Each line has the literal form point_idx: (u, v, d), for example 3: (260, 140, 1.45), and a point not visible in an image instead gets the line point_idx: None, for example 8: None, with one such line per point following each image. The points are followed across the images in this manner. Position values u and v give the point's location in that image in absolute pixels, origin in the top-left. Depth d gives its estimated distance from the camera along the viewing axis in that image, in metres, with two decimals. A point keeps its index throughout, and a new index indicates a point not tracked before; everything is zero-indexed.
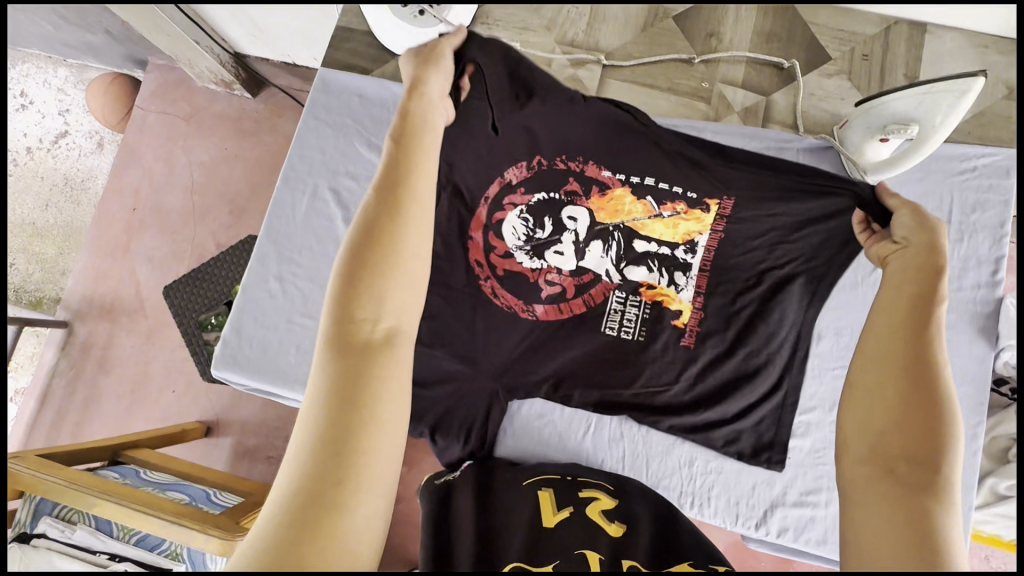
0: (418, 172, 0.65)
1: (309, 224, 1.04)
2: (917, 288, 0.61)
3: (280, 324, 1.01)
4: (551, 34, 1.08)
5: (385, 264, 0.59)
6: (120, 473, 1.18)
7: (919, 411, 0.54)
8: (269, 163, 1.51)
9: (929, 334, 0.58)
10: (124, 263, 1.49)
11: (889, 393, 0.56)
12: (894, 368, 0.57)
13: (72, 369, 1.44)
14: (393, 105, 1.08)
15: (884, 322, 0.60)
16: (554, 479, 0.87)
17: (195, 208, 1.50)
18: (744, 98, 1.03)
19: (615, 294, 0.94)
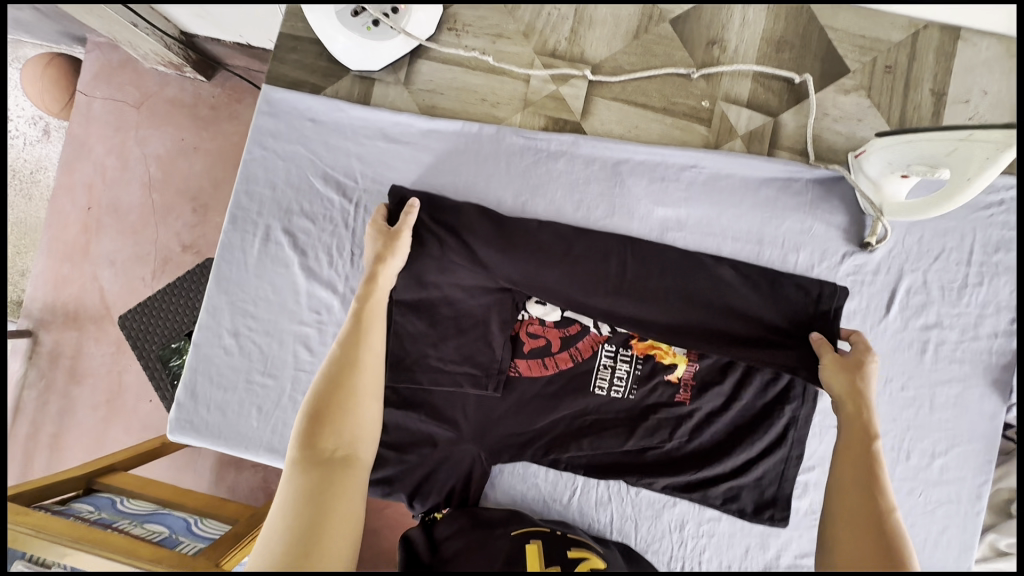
0: (374, 335, 0.76)
1: (263, 271, 0.94)
2: (860, 439, 0.69)
3: (239, 384, 0.93)
4: (530, 42, 0.94)
5: (346, 413, 0.69)
6: (95, 505, 1.07)
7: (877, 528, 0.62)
8: (231, 157, 1.34)
9: (875, 478, 0.66)
10: (83, 269, 1.35)
11: (850, 523, 0.64)
12: (855, 518, 0.64)
13: (42, 381, 1.34)
14: (350, 129, 0.94)
15: (845, 462, 0.69)
16: (544, 531, 0.81)
17: (154, 208, 1.34)
18: (749, 120, 0.91)
19: (605, 347, 0.87)
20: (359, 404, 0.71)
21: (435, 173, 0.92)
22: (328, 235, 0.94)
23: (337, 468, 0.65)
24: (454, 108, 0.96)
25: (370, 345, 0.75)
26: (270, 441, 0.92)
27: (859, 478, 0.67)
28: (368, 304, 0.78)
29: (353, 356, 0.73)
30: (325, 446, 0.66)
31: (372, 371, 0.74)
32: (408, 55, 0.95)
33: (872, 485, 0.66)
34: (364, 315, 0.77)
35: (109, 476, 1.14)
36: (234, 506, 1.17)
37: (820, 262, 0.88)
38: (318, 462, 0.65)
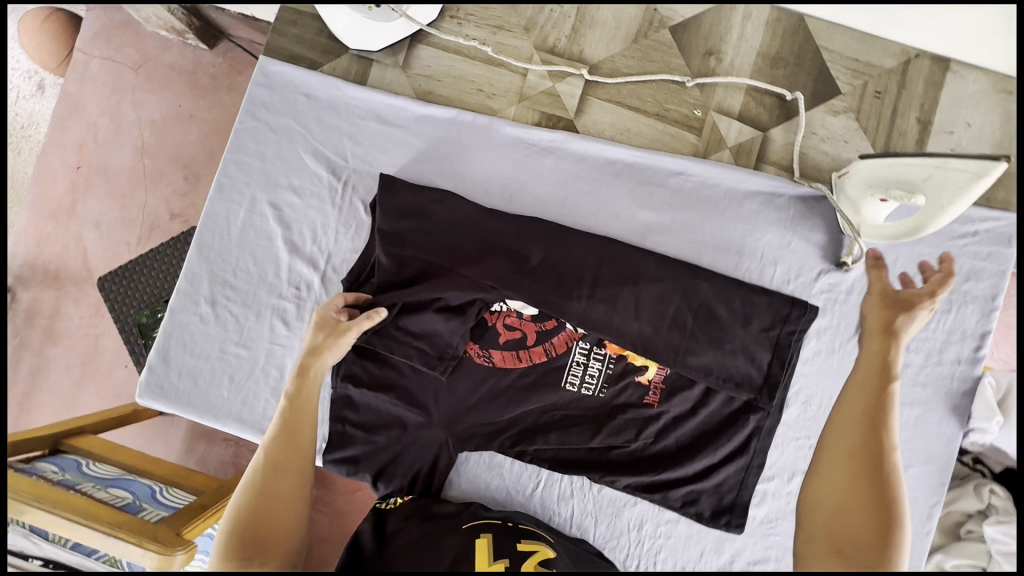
0: (304, 427, 0.78)
1: (246, 243, 0.94)
2: (876, 375, 0.68)
3: (212, 353, 0.92)
4: (529, 37, 0.95)
5: (272, 512, 0.73)
6: (59, 465, 1.07)
7: (868, 473, 0.64)
8: (225, 127, 1.33)
9: (884, 415, 0.66)
10: (68, 228, 1.34)
11: (842, 458, 0.66)
12: (846, 453, 0.66)
13: (15, 339, 1.32)
14: (344, 108, 0.94)
15: (854, 397, 0.68)
16: (495, 522, 0.83)
17: (144, 172, 1.33)
18: (739, 132, 0.92)
19: (579, 344, 0.88)
20: (283, 504, 0.74)
21: (424, 160, 0.93)
22: (314, 211, 0.94)
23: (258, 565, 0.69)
24: (449, 96, 0.96)
25: (297, 438, 0.77)
26: (239, 412, 0.92)
27: (866, 418, 0.66)
28: (298, 395, 0.80)
29: (280, 455, 0.76)
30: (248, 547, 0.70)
31: (298, 470, 0.76)
32: (407, 39, 0.95)
33: (880, 428, 0.65)
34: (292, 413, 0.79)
35: (77, 439, 1.13)
36: (202, 477, 1.16)
37: (797, 277, 0.89)
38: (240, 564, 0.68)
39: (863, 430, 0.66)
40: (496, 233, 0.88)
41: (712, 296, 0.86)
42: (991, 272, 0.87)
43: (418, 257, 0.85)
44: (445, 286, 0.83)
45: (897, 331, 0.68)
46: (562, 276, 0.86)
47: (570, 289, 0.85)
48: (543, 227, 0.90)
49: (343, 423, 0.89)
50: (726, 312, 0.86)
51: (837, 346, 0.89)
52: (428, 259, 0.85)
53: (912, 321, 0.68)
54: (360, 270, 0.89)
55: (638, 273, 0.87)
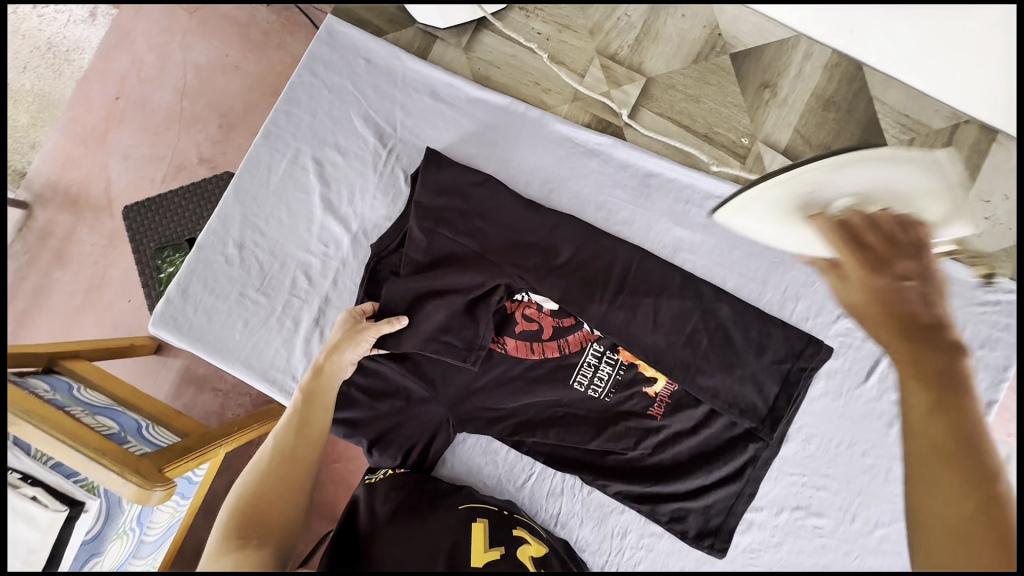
0: (315, 421, 0.77)
1: (283, 192, 0.94)
2: (929, 401, 0.65)
3: (231, 295, 0.93)
4: (592, 40, 0.96)
5: (274, 503, 0.70)
6: (51, 385, 1.07)
7: (970, 490, 0.56)
8: (269, 81, 1.35)
9: (960, 422, 0.61)
10: (98, 155, 1.35)
11: (934, 483, 0.58)
12: (948, 481, 0.57)
13: (27, 255, 1.34)
14: (401, 79, 0.96)
15: (925, 434, 0.62)
16: (490, 509, 0.84)
17: (183, 113, 1.34)
18: (782, 166, 0.93)
19: (594, 346, 0.89)
20: (287, 495, 0.72)
21: (471, 142, 0.94)
22: (355, 173, 0.95)
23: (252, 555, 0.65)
24: (506, 83, 0.98)
25: (307, 429, 0.77)
26: (248, 357, 0.92)
27: (944, 444, 0.60)
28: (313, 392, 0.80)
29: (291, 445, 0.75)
30: (246, 532, 0.67)
31: (306, 463, 0.74)
32: (474, 23, 0.97)
33: (983, 469, 0.57)
34: (308, 406, 0.78)
35: (73, 363, 1.14)
36: (188, 420, 1.16)
37: (816, 316, 0.90)
38: (235, 549, 0.65)
39: (955, 464, 0.58)
40: (532, 225, 0.90)
41: (732, 321, 0.88)
42: (1007, 342, 0.88)
43: (451, 234, 0.88)
44: (473, 270, 0.86)
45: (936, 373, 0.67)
46: (588, 277, 0.87)
47: (593, 291, 0.86)
48: (578, 226, 0.91)
49: (349, 385, 0.89)
50: (743, 338, 0.87)
51: (845, 390, 0.89)
52: (461, 242, 0.88)
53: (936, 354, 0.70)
54: (392, 238, 0.90)
55: (663, 288, 0.88)
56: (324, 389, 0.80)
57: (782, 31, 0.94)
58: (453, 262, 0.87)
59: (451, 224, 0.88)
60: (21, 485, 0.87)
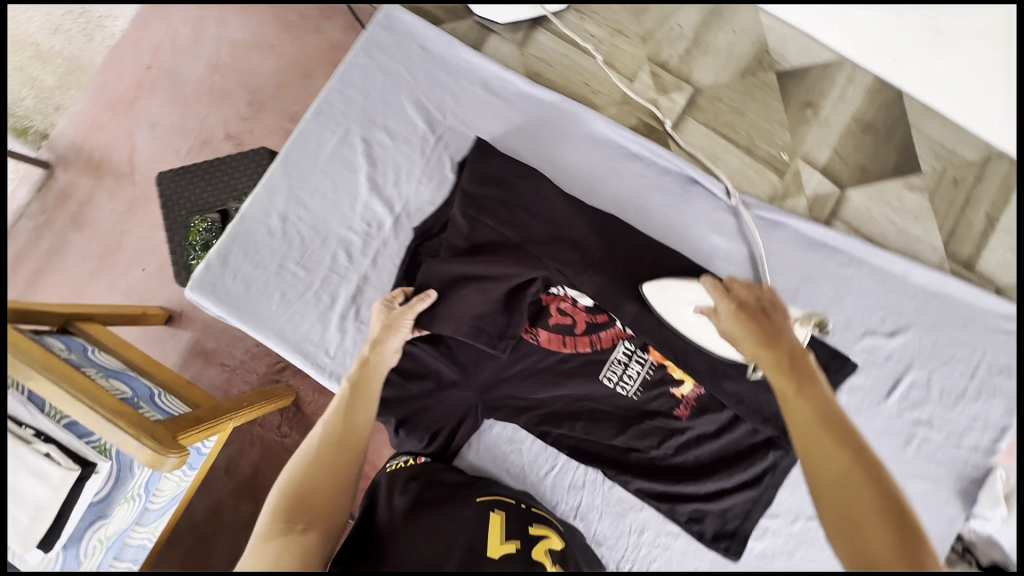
0: (362, 407, 0.76)
1: (330, 169, 0.96)
2: (812, 406, 0.54)
3: (271, 265, 0.94)
4: (644, 47, 0.99)
5: (322, 485, 0.67)
6: (66, 344, 1.06)
7: (861, 482, 0.48)
8: (302, 63, 1.39)
9: (839, 423, 0.52)
10: (124, 121, 1.39)
11: (851, 492, 0.48)
12: (840, 475, 0.49)
13: (43, 214, 1.37)
14: (454, 68, 0.97)
15: (819, 440, 0.52)
16: (507, 502, 0.83)
17: (212, 86, 1.39)
18: (818, 184, 0.96)
19: (625, 344, 0.91)
20: (336, 477, 0.68)
21: (519, 135, 0.96)
22: (402, 156, 0.96)
23: (300, 538, 0.61)
24: (556, 81, 1.00)
25: (354, 414, 0.75)
26: (282, 327, 0.93)
27: (819, 409, 0.54)
28: (361, 380, 0.80)
29: (339, 429, 0.73)
30: (293, 516, 0.63)
31: (353, 446, 0.72)
32: (530, 21, 1.00)
33: (830, 408, 0.54)
34: (355, 393, 0.78)
35: (87, 324, 1.16)
36: (198, 393, 1.19)
37: (842, 331, 0.93)
38: (283, 532, 0.61)
39: (808, 398, 0.55)
40: (575, 222, 0.91)
41: None
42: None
43: (495, 224, 0.90)
44: (516, 259, 0.87)
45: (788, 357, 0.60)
46: (627, 275, 0.88)
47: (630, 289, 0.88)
48: (618, 226, 0.93)
49: None
50: None
51: (865, 405, 0.92)
52: (503, 234, 0.90)
53: (774, 329, 0.65)
54: (435, 223, 0.92)
55: None
56: (370, 378, 0.80)
57: (827, 53, 0.97)
58: (493, 250, 0.89)
59: (495, 215, 0.90)
60: (35, 441, 0.89)
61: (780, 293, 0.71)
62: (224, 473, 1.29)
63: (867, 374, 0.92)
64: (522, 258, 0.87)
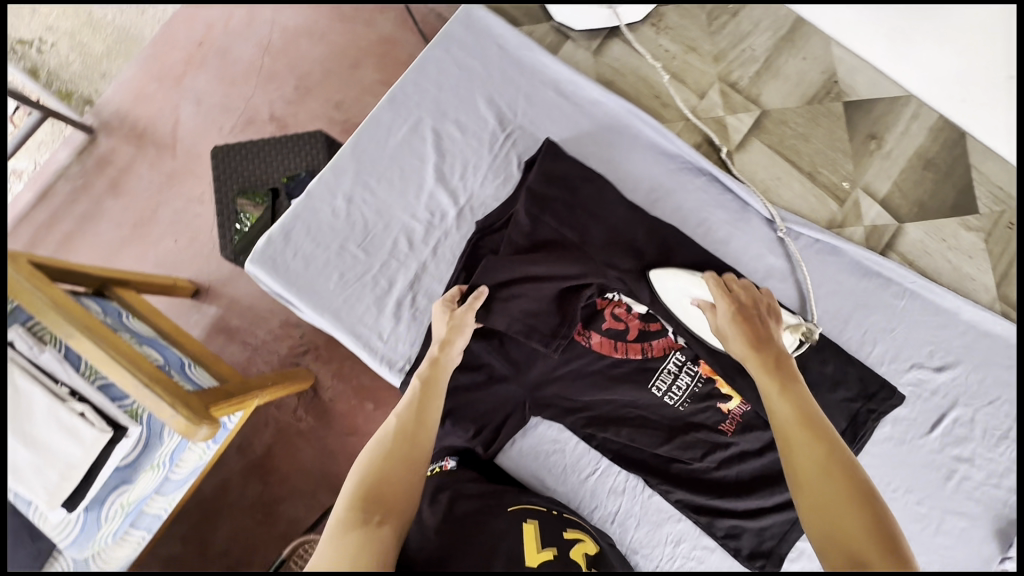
0: (430, 404, 0.79)
1: (399, 156, 0.97)
2: (791, 396, 0.70)
3: (332, 246, 0.95)
4: (718, 66, 1.01)
5: (394, 475, 0.70)
6: (102, 307, 1.07)
7: (831, 454, 0.62)
8: (353, 54, 1.45)
9: (814, 415, 0.67)
10: (172, 95, 1.45)
11: (816, 456, 0.62)
12: (811, 446, 0.63)
13: (81, 177, 1.43)
14: (529, 70, 0.99)
15: (792, 419, 0.67)
16: (539, 509, 0.83)
17: (262, 68, 1.45)
18: (877, 216, 0.98)
19: (676, 354, 0.91)
20: (407, 469, 0.71)
21: (587, 140, 0.98)
22: (470, 151, 0.97)
23: (376, 525, 0.63)
24: (627, 91, 1.02)
25: (423, 411, 0.78)
26: (337, 308, 0.93)
27: (795, 399, 0.69)
28: (429, 378, 0.83)
29: (409, 423, 0.76)
30: (370, 508, 0.65)
31: (422, 441, 0.75)
32: (607, 31, 1.03)
33: (806, 401, 0.69)
34: (423, 391, 0.81)
35: (122, 289, 1.16)
36: (224, 365, 1.20)
37: (891, 362, 0.93)
38: (361, 524, 0.63)
39: (788, 391, 0.70)
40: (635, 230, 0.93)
41: (812, 354, 0.91)
42: None
43: (559, 224, 0.91)
44: (576, 263, 0.88)
45: (780, 362, 0.75)
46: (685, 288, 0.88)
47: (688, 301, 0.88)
48: (680, 237, 0.94)
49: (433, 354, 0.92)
50: (823, 372, 0.90)
51: (908, 437, 0.92)
52: (564, 237, 0.91)
53: (765, 334, 0.80)
54: (498, 218, 0.94)
55: None
56: (437, 378, 0.83)
57: (896, 88, 0.99)
58: (553, 249, 0.89)
59: (556, 217, 0.91)
60: (70, 400, 0.90)
61: (774, 301, 0.86)
62: (237, 451, 1.30)
63: (913, 406, 0.93)
64: (583, 262, 0.88)
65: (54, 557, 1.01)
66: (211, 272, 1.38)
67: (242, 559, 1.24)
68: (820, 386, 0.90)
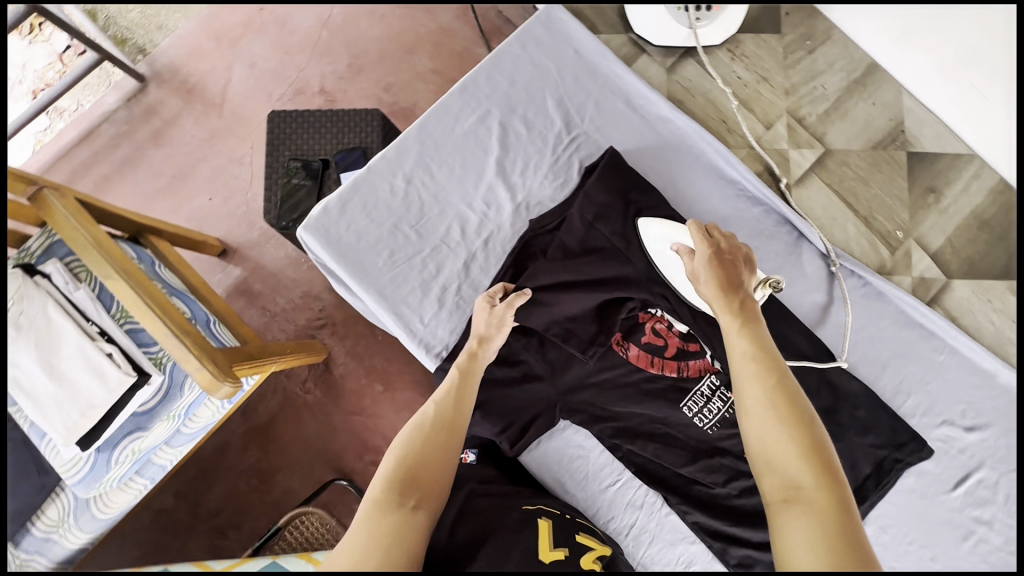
0: (466, 395, 0.80)
1: (463, 144, 0.98)
2: (754, 342, 0.63)
3: (386, 225, 0.95)
4: (789, 98, 1.04)
5: (429, 460, 0.71)
6: (137, 254, 1.07)
7: (792, 412, 0.58)
8: (410, 40, 1.46)
9: (774, 362, 0.61)
10: (227, 56, 1.47)
11: (773, 416, 0.58)
12: (769, 404, 0.59)
13: (125, 123, 1.44)
14: (602, 78, 1.00)
15: (752, 369, 0.61)
16: (552, 509, 0.84)
17: (319, 42, 1.47)
18: (927, 267, 0.98)
19: (711, 377, 0.90)
20: (441, 457, 0.72)
21: (651, 155, 0.99)
22: (533, 149, 0.98)
23: (410, 509, 0.65)
24: (695, 111, 1.06)
25: (460, 401, 0.79)
26: (381, 286, 0.94)
27: (756, 344, 0.63)
28: (467, 368, 0.84)
29: (446, 411, 0.77)
30: (405, 492, 0.66)
31: (457, 430, 0.75)
32: (684, 50, 1.06)
33: (768, 345, 0.63)
34: (461, 379, 0.82)
35: (155, 239, 1.17)
36: (246, 329, 1.20)
37: (922, 415, 0.93)
38: (396, 507, 0.64)
39: (747, 334, 0.64)
40: None
41: (846, 396, 0.91)
42: None
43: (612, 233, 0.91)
44: (620, 275, 0.89)
45: (744, 300, 0.67)
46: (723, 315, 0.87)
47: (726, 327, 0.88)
48: None
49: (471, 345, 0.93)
50: (856, 416, 0.90)
51: (931, 493, 0.92)
52: (616, 246, 0.91)
53: (731, 268, 0.71)
54: (551, 220, 0.94)
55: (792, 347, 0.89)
56: (476, 368, 0.84)
57: (960, 144, 0.98)
58: (601, 257, 0.90)
59: (609, 226, 0.91)
60: (99, 339, 0.90)
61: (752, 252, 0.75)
62: (242, 414, 1.30)
63: (939, 462, 0.92)
64: (628, 275, 0.89)
65: (56, 492, 0.99)
66: (242, 234, 1.39)
67: (231, 521, 1.24)
68: (849, 428, 0.89)
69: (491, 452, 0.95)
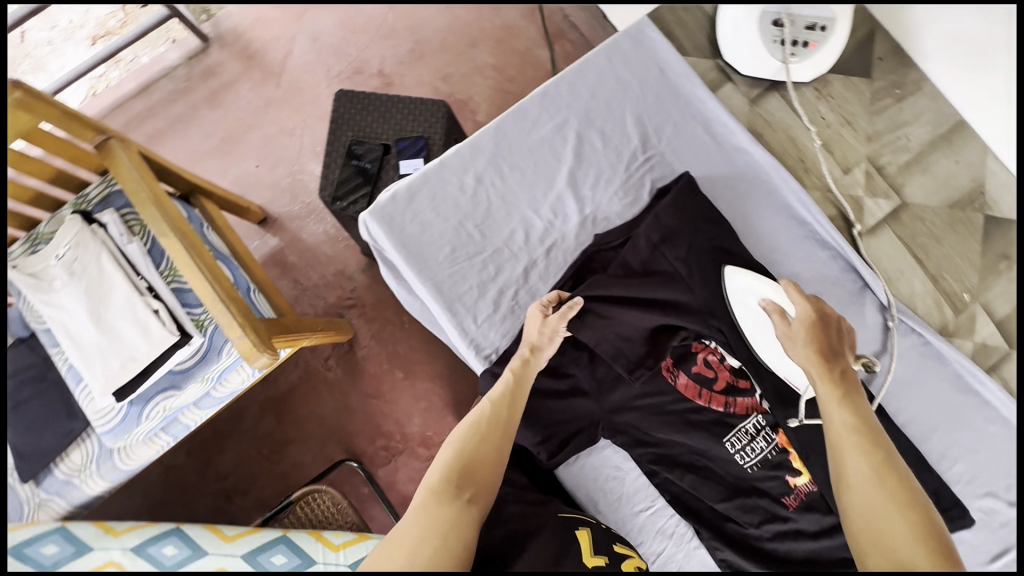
0: (520, 394, 0.81)
1: (538, 150, 0.97)
2: (856, 416, 0.70)
3: (451, 220, 0.95)
4: (870, 145, 1.02)
5: (485, 456, 0.73)
6: (188, 213, 1.07)
7: (896, 484, 0.65)
8: (476, 34, 1.45)
9: (875, 435, 0.69)
10: (292, 27, 1.47)
11: (875, 484, 0.65)
12: (872, 474, 0.66)
13: (184, 80, 1.45)
14: (684, 102, 1.00)
15: (852, 438, 0.69)
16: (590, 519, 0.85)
17: (385, 24, 1.47)
18: (989, 334, 0.96)
19: (758, 417, 0.89)
20: (496, 453, 0.74)
21: (724, 184, 0.98)
22: (606, 164, 0.97)
23: (466, 501, 0.68)
24: (772, 145, 1.07)
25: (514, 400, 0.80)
26: (438, 280, 0.94)
27: (858, 416, 0.70)
28: (522, 368, 0.84)
29: (501, 409, 0.78)
30: (462, 485, 0.69)
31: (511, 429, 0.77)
32: (768, 85, 1.07)
33: (871, 421, 0.70)
34: (516, 379, 0.82)
35: (204, 199, 1.17)
36: (282, 301, 1.19)
37: (966, 484, 0.91)
38: (453, 498, 0.68)
39: (849, 406, 0.71)
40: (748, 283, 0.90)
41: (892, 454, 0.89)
42: None
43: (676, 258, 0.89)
44: (677, 302, 0.88)
45: (846, 373, 0.75)
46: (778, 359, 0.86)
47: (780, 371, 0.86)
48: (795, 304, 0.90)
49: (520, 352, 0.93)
50: None
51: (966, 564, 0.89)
52: (679, 272, 0.89)
53: (833, 341, 0.79)
54: (616, 237, 0.93)
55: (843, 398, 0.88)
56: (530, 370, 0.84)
57: None
58: (661, 280, 0.88)
59: (676, 251, 0.89)
60: (148, 296, 0.91)
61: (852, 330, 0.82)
62: (263, 383, 1.31)
63: (977, 533, 0.90)
64: (687, 303, 0.88)
65: (82, 438, 0.97)
66: (285, 205, 1.39)
67: (237, 487, 1.25)
68: None
69: (524, 459, 0.95)
